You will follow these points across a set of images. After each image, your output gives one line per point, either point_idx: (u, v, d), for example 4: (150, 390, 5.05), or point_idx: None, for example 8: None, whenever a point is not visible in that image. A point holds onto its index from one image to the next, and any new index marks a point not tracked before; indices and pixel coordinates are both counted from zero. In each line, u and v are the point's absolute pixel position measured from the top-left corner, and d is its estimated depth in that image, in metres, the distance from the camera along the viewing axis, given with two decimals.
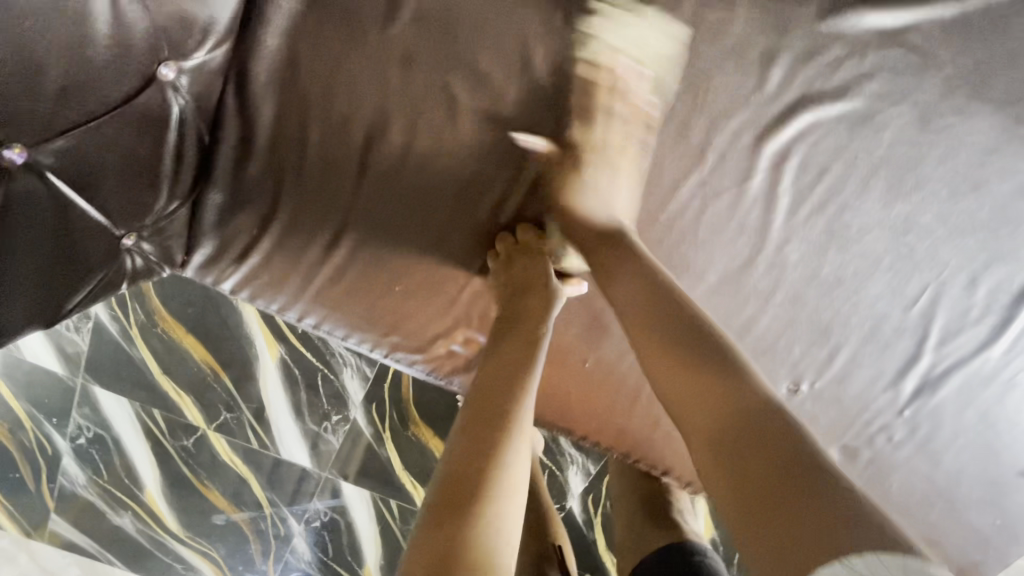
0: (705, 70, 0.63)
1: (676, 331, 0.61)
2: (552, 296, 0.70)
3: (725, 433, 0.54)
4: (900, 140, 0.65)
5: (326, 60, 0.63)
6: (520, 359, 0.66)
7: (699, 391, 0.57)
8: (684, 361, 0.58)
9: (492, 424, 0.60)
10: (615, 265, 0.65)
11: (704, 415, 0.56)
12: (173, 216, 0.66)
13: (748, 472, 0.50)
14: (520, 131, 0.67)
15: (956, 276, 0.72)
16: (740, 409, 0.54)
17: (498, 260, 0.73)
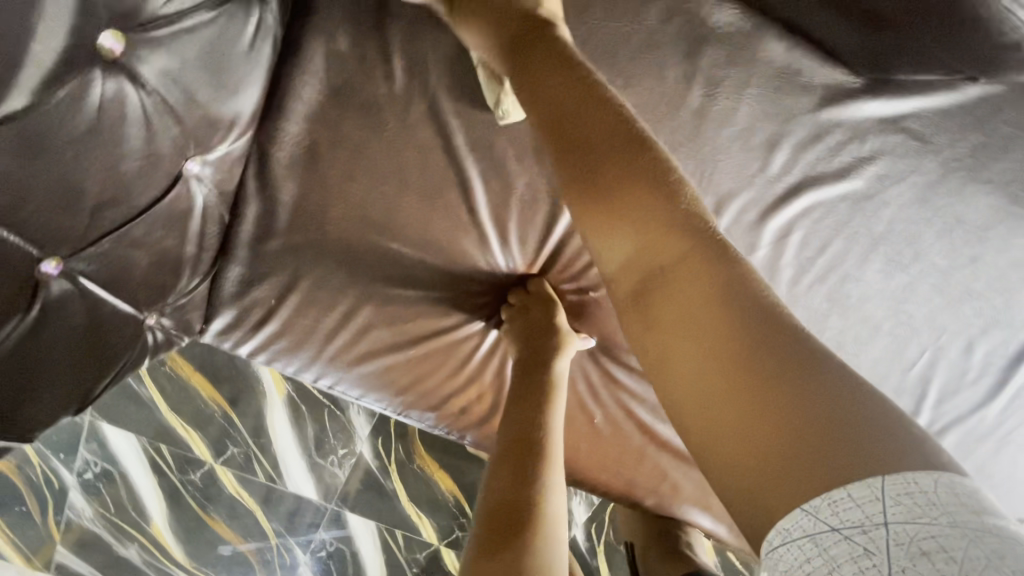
0: (714, 150, 0.64)
1: (638, 169, 0.44)
2: (568, 340, 0.71)
3: (674, 304, 0.40)
4: (899, 217, 0.67)
5: (346, 143, 0.64)
6: (547, 397, 0.68)
7: (650, 248, 0.43)
8: (637, 225, 0.43)
9: (528, 457, 0.63)
10: (565, 99, 0.48)
11: (650, 272, 0.42)
12: (194, 292, 0.68)
13: (705, 362, 0.38)
14: (533, 208, 0.69)
15: (954, 341, 0.74)
16: (713, 283, 0.39)
17: (511, 310, 0.74)
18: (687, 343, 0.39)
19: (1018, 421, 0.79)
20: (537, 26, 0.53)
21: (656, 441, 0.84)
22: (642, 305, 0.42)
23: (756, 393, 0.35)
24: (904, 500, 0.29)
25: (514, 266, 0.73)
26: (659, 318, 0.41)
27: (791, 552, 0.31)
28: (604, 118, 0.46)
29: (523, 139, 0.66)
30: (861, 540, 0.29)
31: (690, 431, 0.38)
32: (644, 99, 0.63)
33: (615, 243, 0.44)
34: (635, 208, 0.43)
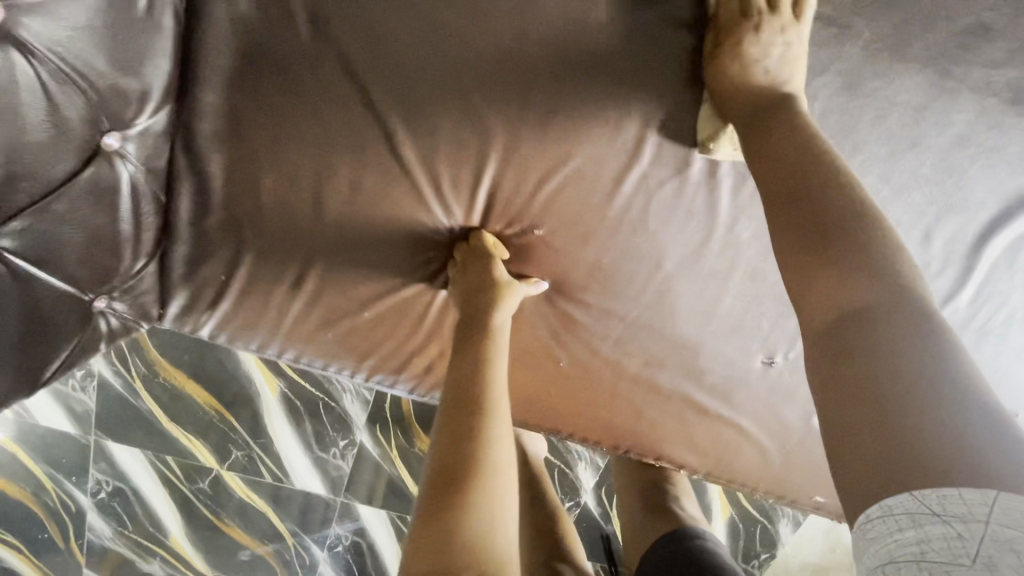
0: (628, 68, 0.64)
1: (847, 228, 0.50)
2: (511, 289, 0.72)
3: (854, 332, 0.45)
4: (830, 109, 0.66)
5: (266, 108, 0.65)
6: (481, 353, 0.69)
7: (842, 287, 0.48)
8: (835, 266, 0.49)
9: (467, 414, 0.63)
10: (779, 158, 0.57)
11: (833, 308, 0.48)
12: (142, 274, 0.70)
13: (874, 382, 0.42)
14: (462, 151, 0.68)
15: (911, 233, 0.72)
16: (917, 330, 0.44)
17: (455, 268, 0.74)
18: (864, 367, 0.43)
19: (995, 309, 0.77)
20: (779, 99, 0.61)
21: (625, 378, 0.84)
22: (820, 334, 0.48)
23: (912, 416, 0.40)
24: (1015, 511, 0.34)
25: (454, 224, 0.73)
26: (837, 344, 0.46)
27: (885, 523, 0.37)
28: (805, 188, 0.54)
29: (437, 79, 0.64)
30: (958, 527, 0.34)
31: (835, 438, 0.43)
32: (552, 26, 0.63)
33: (806, 280, 0.50)
34: (837, 258, 0.49)
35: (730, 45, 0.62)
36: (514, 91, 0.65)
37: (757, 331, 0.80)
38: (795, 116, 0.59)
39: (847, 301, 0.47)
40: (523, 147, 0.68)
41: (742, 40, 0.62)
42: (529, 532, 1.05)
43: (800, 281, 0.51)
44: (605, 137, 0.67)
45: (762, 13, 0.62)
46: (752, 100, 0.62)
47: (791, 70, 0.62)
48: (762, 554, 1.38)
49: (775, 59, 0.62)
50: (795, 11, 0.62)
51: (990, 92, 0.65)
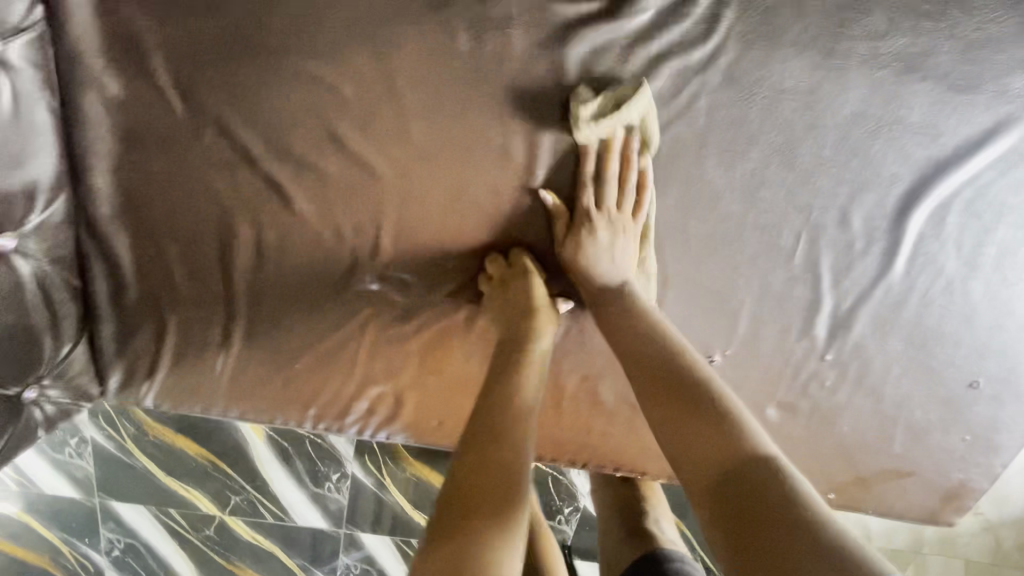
0: (502, 94, 0.64)
1: (692, 387, 0.58)
2: (548, 314, 0.71)
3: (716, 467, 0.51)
4: (717, 104, 0.65)
5: (158, 183, 0.66)
6: (516, 374, 0.66)
7: (702, 429, 0.54)
8: (682, 401, 0.57)
9: (497, 432, 0.60)
10: (631, 318, 0.66)
11: (716, 468, 0.50)
12: (72, 357, 0.72)
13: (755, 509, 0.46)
14: (356, 197, 0.69)
15: (828, 215, 0.71)
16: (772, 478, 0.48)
17: (491, 283, 0.73)
18: (754, 524, 0.45)
19: (932, 280, 0.75)
20: (618, 288, 0.69)
21: (569, 392, 0.83)
22: (713, 504, 0.48)
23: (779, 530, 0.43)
24: None
25: (373, 283, 0.75)
26: (725, 490, 0.48)
27: None
28: (651, 345, 0.63)
29: (315, 133, 0.65)
30: None
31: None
32: (419, 62, 0.62)
33: (682, 446, 0.54)
34: (695, 418, 0.55)
35: (583, 237, 0.69)
36: (395, 132, 0.65)
37: (689, 331, 0.79)
38: (625, 290, 0.69)
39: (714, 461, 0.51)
40: (416, 185, 0.68)
41: (592, 233, 0.69)
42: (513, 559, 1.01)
43: (665, 425, 0.56)
44: (495, 165, 0.67)
45: (611, 212, 0.69)
46: (594, 288, 0.70)
47: (628, 268, 0.70)
48: None
49: (618, 254, 0.69)
50: (635, 206, 0.70)
51: (879, 65, 0.63)
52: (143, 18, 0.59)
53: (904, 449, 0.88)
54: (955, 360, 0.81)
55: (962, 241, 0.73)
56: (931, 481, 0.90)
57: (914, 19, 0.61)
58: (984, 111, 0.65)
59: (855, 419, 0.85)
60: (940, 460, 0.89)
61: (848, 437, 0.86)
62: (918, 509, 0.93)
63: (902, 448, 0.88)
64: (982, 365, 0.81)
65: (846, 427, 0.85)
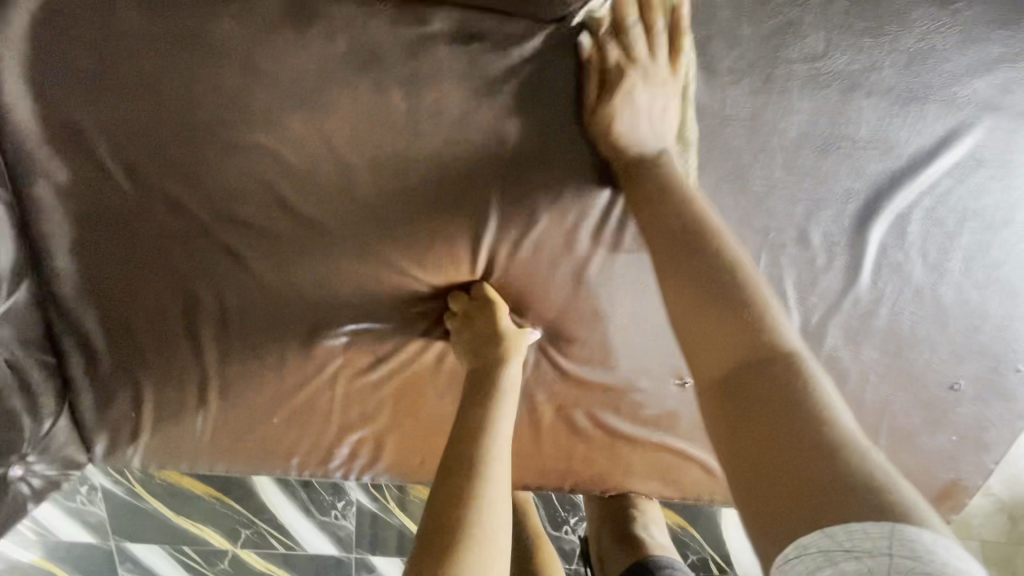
0: (443, 145, 0.64)
1: (727, 285, 0.54)
2: (519, 341, 0.69)
3: (739, 376, 0.48)
4: (661, 137, 0.65)
5: (117, 259, 0.68)
6: (488, 407, 0.63)
7: (724, 333, 0.51)
8: (704, 299, 0.53)
9: (465, 460, 0.57)
10: (648, 195, 0.62)
11: (739, 368, 0.49)
12: (55, 430, 0.74)
13: (763, 421, 0.45)
14: (313, 254, 0.69)
15: (787, 233, 0.70)
16: (796, 391, 0.45)
17: (456, 319, 0.73)
18: (765, 437, 0.44)
19: (899, 288, 0.74)
20: (651, 156, 0.64)
21: (546, 423, 0.84)
22: (726, 406, 0.48)
23: (785, 449, 0.43)
24: (906, 546, 0.35)
25: (341, 335, 0.76)
26: (738, 395, 0.48)
27: (805, 564, 0.37)
28: (675, 234, 0.59)
29: (263, 198, 0.66)
30: (869, 562, 0.35)
31: (754, 505, 0.43)
32: (358, 123, 0.62)
33: (709, 343, 0.52)
34: (724, 320, 0.52)
35: (616, 98, 0.62)
36: (342, 189, 0.66)
37: (658, 354, 0.79)
38: (658, 159, 0.64)
39: (742, 360, 0.49)
40: (370, 238, 0.69)
41: (626, 98, 0.62)
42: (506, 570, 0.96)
43: (688, 328, 0.54)
44: (447, 212, 0.68)
45: (643, 62, 0.62)
46: (628, 158, 0.64)
47: (667, 131, 0.64)
48: None
49: (654, 115, 0.63)
50: (671, 55, 0.61)
51: (820, 86, 0.63)
52: (81, 105, 0.60)
53: (892, 454, 0.86)
54: (933, 364, 0.80)
55: (926, 249, 0.72)
56: (923, 484, 0.89)
57: (851, 37, 0.61)
58: (934, 121, 0.65)
59: None
60: (931, 462, 0.87)
61: None
62: None
63: (888, 453, 0.86)
64: (961, 367, 0.80)
65: None
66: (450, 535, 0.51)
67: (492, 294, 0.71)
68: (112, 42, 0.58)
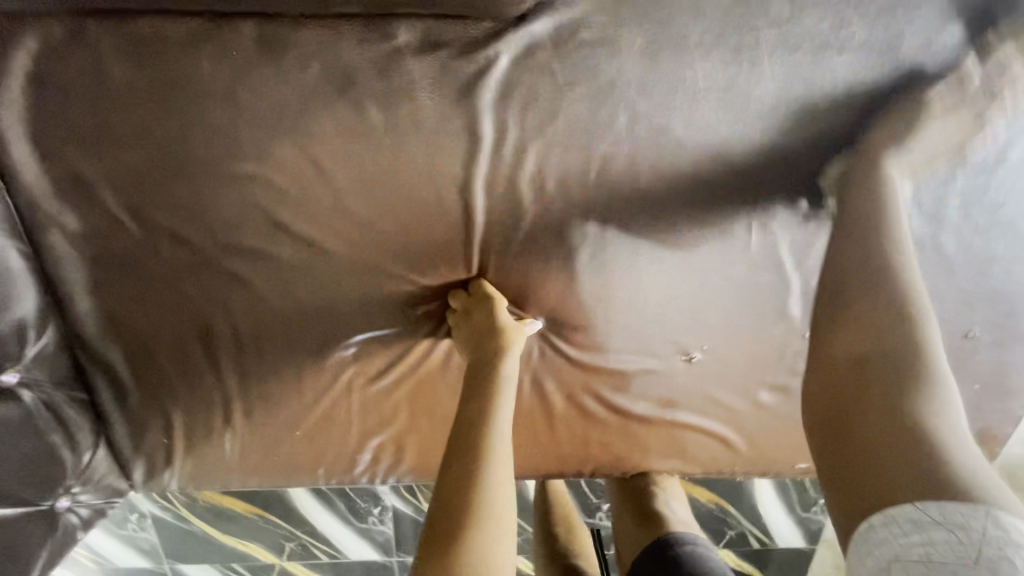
0: (423, 153, 0.65)
1: (875, 280, 0.56)
2: (518, 333, 0.70)
3: (865, 365, 0.51)
4: (637, 119, 0.65)
5: (132, 295, 0.71)
6: (485, 394, 0.64)
7: (869, 324, 0.53)
8: (851, 292, 0.56)
9: (467, 444, 0.59)
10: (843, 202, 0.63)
11: (871, 355, 0.52)
12: (95, 461, 0.78)
13: (878, 405, 0.48)
14: (315, 270, 0.72)
15: (774, 200, 0.70)
16: (938, 393, 0.48)
17: (457, 314, 0.74)
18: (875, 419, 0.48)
19: None
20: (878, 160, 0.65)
21: (558, 411, 0.85)
22: (844, 386, 0.52)
23: (892, 433, 0.46)
24: (1000, 529, 0.39)
25: (351, 345, 0.78)
26: (858, 379, 0.51)
27: (893, 529, 0.41)
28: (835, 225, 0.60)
29: (260, 223, 0.68)
30: (960, 533, 0.39)
31: (838, 474, 0.47)
32: (339, 140, 0.64)
33: (855, 326, 0.54)
34: (872, 311, 0.54)
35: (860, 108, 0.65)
36: (332, 205, 0.68)
37: (662, 333, 0.79)
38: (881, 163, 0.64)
39: (888, 349, 0.51)
40: (366, 250, 0.71)
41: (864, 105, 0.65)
42: (539, 556, 0.97)
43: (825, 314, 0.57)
44: (435, 217, 0.69)
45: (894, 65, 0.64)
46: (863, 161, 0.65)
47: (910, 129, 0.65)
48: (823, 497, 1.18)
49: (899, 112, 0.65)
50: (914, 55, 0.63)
51: (791, 49, 0.63)
52: (82, 158, 0.63)
53: None
54: (943, 315, 0.78)
55: (920, 199, 0.71)
56: None
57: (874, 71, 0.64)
58: (915, 70, 0.64)
59: None
60: None
61: None
62: None
63: None
64: (973, 314, 0.79)
65: None
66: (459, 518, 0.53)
67: (489, 289, 0.73)
68: (100, 93, 0.61)
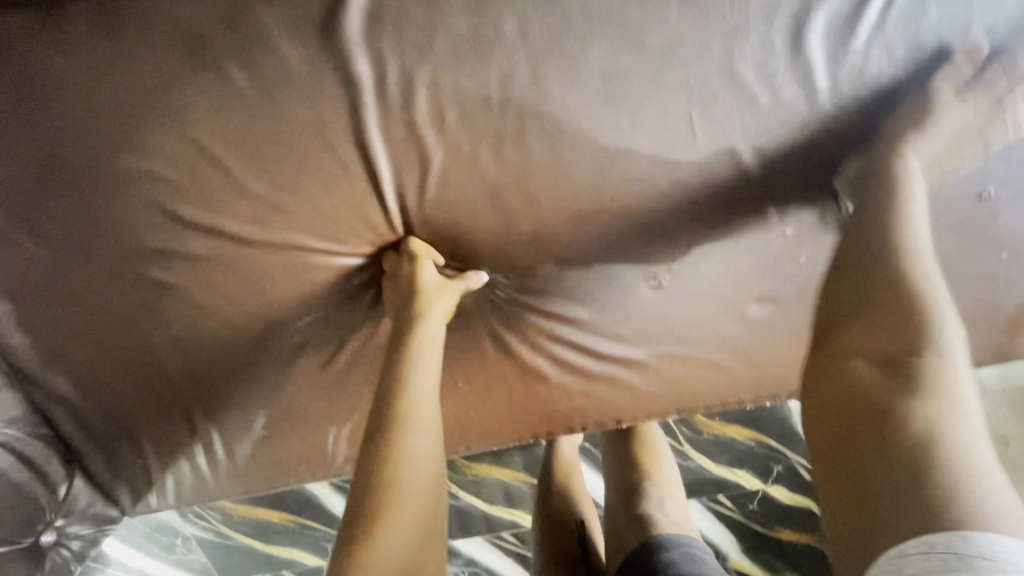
0: (303, 110, 0.59)
1: (879, 316, 0.55)
2: (439, 294, 0.65)
3: (862, 390, 0.51)
4: (528, 19, 0.57)
5: (59, 321, 0.69)
6: (405, 362, 0.61)
7: (874, 357, 0.52)
8: (866, 328, 0.55)
9: (385, 421, 0.57)
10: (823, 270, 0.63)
11: (870, 383, 0.51)
12: (73, 491, 0.79)
13: (871, 439, 0.48)
14: (233, 263, 0.67)
15: (710, 81, 0.61)
16: (945, 416, 0.47)
17: (388, 279, 0.70)
18: (870, 451, 0.47)
19: (873, 98, 0.62)
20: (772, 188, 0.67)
21: (531, 367, 0.79)
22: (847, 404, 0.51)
23: (876, 463, 0.46)
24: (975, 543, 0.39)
25: (295, 335, 0.74)
26: (861, 402, 0.50)
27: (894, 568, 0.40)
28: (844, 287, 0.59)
29: (158, 221, 0.64)
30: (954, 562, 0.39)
31: (845, 529, 0.46)
32: (212, 114, 0.59)
33: (873, 328, 0.55)
34: (875, 344, 0.53)
35: (637, 125, 0.63)
36: (225, 187, 0.63)
37: (622, 261, 0.72)
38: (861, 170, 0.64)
39: (909, 347, 0.52)
40: (278, 231, 0.66)
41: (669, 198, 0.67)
42: (534, 529, 0.93)
43: (843, 340, 0.56)
44: (339, 180, 0.63)
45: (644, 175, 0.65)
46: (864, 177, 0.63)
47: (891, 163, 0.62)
48: None
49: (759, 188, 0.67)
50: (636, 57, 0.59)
51: None
52: None
53: None
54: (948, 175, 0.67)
55: (891, 42, 0.59)
56: (980, 315, 0.76)
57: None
58: None
59: None
60: (980, 291, 0.75)
61: None
62: (976, 351, 0.79)
63: None
64: (987, 168, 0.66)
65: None
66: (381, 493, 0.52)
67: (422, 245, 0.68)
68: None
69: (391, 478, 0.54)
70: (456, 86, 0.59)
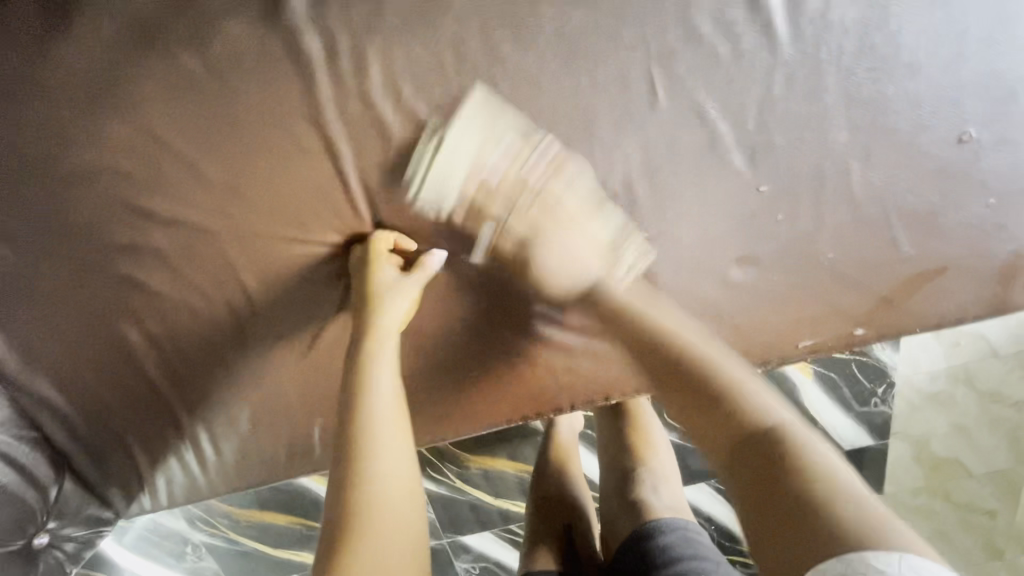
0: (258, 91, 0.60)
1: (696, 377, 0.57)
2: (397, 292, 0.66)
3: (731, 433, 0.50)
4: None
5: (36, 322, 0.69)
6: (364, 369, 0.62)
7: (712, 411, 0.53)
8: (687, 390, 0.56)
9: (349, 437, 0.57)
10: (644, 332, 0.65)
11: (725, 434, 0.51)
12: (64, 494, 0.78)
13: (758, 483, 0.46)
14: (199, 255, 0.67)
15: (667, 35, 0.61)
16: (797, 442, 0.48)
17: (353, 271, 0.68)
18: (761, 504, 0.45)
19: (833, 42, 0.63)
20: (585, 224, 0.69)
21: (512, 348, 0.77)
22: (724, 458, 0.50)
23: (772, 506, 0.44)
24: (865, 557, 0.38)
25: (270, 326, 0.73)
26: (737, 451, 0.49)
27: None
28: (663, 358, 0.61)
29: (122, 215, 0.64)
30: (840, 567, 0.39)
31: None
32: (168, 98, 0.60)
33: (696, 419, 0.54)
34: (703, 400, 0.54)
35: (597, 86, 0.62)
36: (186, 177, 0.63)
37: (596, 232, 0.69)
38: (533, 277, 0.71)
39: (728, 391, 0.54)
40: (241, 219, 0.66)
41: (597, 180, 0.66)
42: (527, 514, 0.90)
43: (686, 402, 0.56)
44: (300, 162, 0.63)
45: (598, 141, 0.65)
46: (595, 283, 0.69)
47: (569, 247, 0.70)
48: (879, 387, 1.00)
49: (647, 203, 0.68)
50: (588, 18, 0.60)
51: None
52: None
53: (923, 246, 0.72)
54: (924, 120, 0.66)
55: None
56: (974, 268, 0.73)
57: None
58: None
59: (839, 242, 0.71)
60: (971, 242, 0.72)
61: (843, 265, 0.72)
62: (977, 307, 0.75)
63: (914, 247, 0.72)
64: (963, 108, 0.66)
65: (835, 254, 0.71)
66: (356, 521, 0.51)
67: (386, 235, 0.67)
68: None
69: (362, 489, 0.53)
70: (411, 59, 0.60)
